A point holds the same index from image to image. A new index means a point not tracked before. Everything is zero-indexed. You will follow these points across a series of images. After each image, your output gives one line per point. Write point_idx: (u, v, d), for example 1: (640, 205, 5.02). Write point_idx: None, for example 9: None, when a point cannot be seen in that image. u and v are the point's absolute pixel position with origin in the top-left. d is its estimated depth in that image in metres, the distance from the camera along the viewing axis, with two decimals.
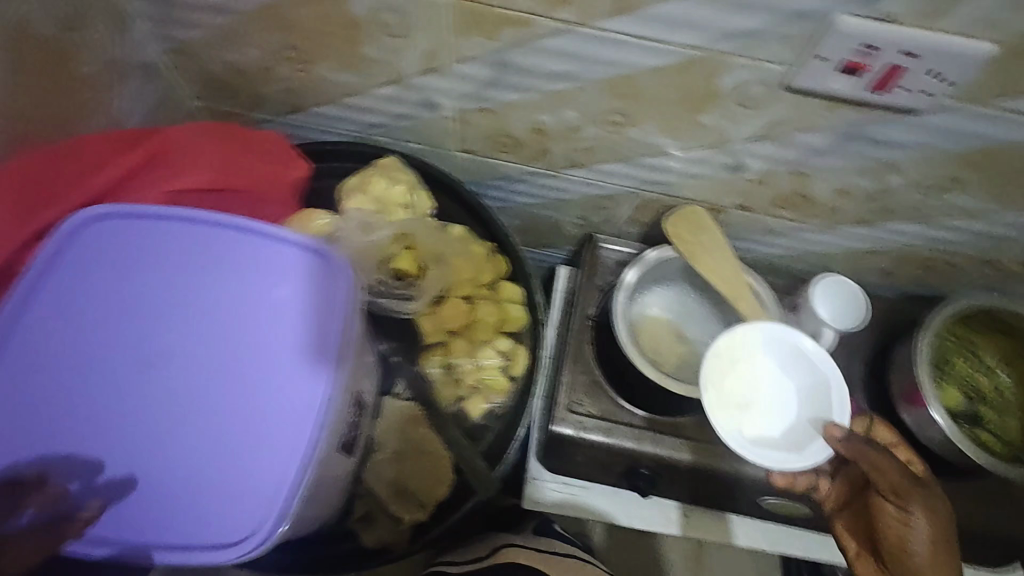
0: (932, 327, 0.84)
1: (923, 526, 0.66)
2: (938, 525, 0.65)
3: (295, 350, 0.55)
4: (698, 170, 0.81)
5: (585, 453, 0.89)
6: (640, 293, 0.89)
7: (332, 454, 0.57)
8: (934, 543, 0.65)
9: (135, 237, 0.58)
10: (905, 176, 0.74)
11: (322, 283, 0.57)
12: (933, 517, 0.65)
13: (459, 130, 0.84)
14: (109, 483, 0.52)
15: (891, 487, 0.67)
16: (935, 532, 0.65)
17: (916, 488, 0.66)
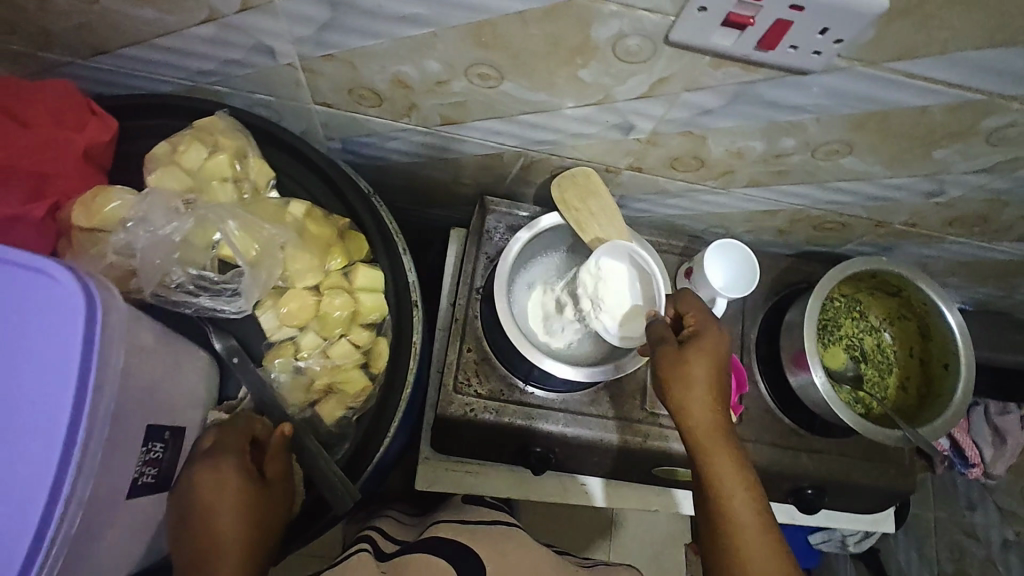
0: (820, 292, 0.82)
1: (688, 383, 0.61)
2: (701, 378, 0.61)
3: (15, 408, 0.40)
4: (584, 129, 0.72)
5: (477, 434, 0.85)
6: (526, 263, 0.82)
7: (93, 528, 0.44)
8: (697, 399, 0.61)
9: None
10: (798, 139, 0.68)
11: (54, 315, 0.41)
12: (694, 372, 0.62)
13: (307, 79, 0.70)
14: None
15: (658, 352, 0.64)
16: (700, 385, 0.61)
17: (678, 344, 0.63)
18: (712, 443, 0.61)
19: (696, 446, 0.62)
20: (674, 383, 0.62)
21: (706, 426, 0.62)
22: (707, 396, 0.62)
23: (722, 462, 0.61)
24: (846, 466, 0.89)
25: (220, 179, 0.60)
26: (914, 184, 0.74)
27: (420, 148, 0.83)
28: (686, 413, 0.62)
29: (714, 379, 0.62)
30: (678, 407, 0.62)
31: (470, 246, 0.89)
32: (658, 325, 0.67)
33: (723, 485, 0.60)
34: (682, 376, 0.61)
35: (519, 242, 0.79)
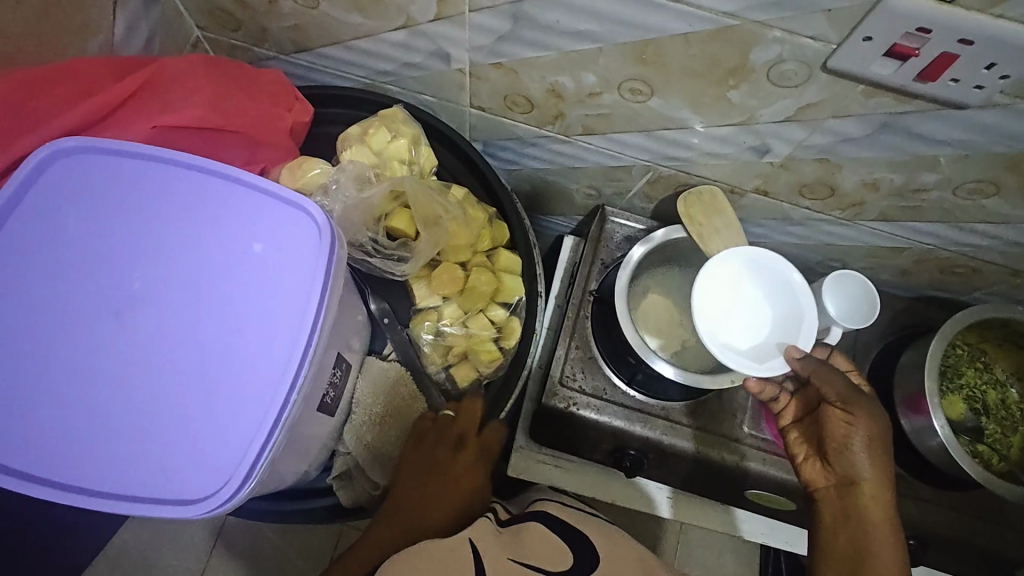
0: (946, 335, 0.80)
1: (863, 437, 0.64)
2: (877, 436, 0.64)
3: (276, 307, 0.50)
4: (719, 148, 0.76)
5: (576, 428, 0.88)
6: (644, 271, 0.86)
7: (308, 416, 0.53)
8: (873, 454, 0.64)
9: (108, 170, 0.52)
10: (939, 175, 0.69)
11: (306, 238, 0.51)
12: (871, 428, 0.64)
13: (471, 84, 0.79)
14: (73, 430, 0.48)
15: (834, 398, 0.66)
16: (877, 442, 0.64)
17: (857, 399, 0.65)
18: (876, 501, 0.63)
19: (862, 500, 0.63)
20: (857, 433, 0.64)
21: (875, 481, 0.63)
22: (879, 455, 0.64)
23: (885, 522, 0.62)
24: (958, 522, 0.85)
25: (397, 160, 0.68)
26: None
27: (554, 156, 0.90)
28: (859, 463, 0.64)
29: (887, 442, 0.65)
30: (851, 456, 0.64)
31: (588, 251, 0.94)
32: (829, 374, 0.67)
33: (879, 542, 0.61)
34: (861, 427, 0.64)
35: (640, 251, 0.83)
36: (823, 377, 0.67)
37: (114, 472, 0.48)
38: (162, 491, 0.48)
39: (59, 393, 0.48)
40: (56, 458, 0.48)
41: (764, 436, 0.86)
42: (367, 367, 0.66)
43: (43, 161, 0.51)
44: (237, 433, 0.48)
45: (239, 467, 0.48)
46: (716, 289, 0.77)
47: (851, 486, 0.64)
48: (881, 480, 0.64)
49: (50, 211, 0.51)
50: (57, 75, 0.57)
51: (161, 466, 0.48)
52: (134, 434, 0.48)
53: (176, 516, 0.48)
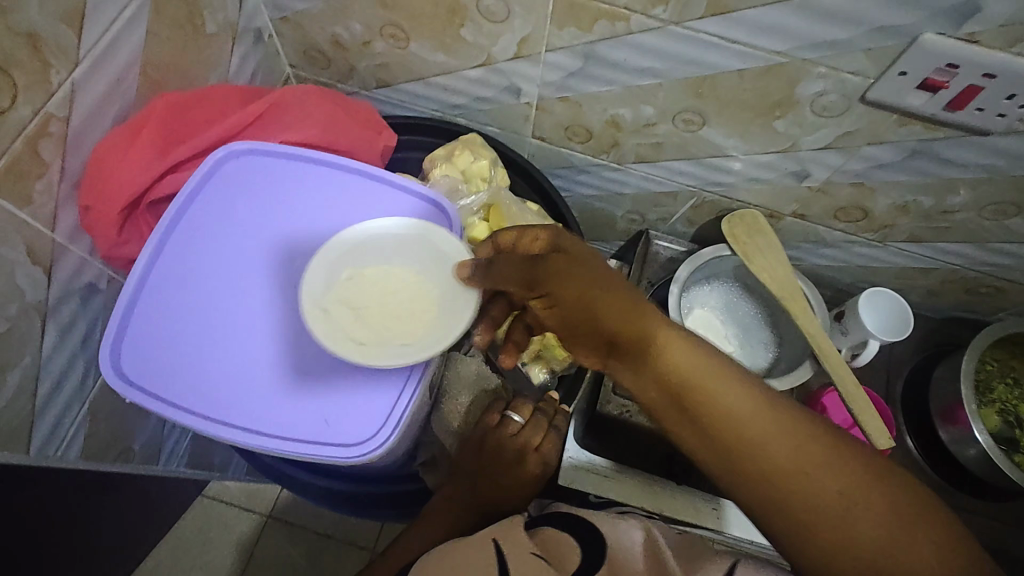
0: (975, 351, 0.85)
1: (676, 356, 0.54)
2: (681, 344, 0.54)
3: None
4: (762, 174, 0.85)
5: (628, 434, 0.94)
6: (691, 288, 0.93)
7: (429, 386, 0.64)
8: (689, 362, 0.53)
9: (272, 177, 0.65)
10: (965, 197, 0.77)
11: (431, 226, 0.64)
12: (676, 343, 0.54)
13: (536, 116, 0.89)
14: (252, 385, 0.59)
15: (584, 307, 0.55)
16: (689, 356, 0.54)
17: (577, 262, 0.55)
18: (754, 403, 0.52)
19: (732, 425, 0.51)
20: (668, 347, 0.54)
21: (717, 393, 0.52)
22: (714, 363, 0.54)
23: (778, 434, 0.51)
24: (997, 532, 0.88)
25: (479, 179, 0.76)
26: None
27: (604, 182, 0.99)
28: (683, 380, 0.53)
29: (695, 349, 0.54)
30: (694, 382, 0.53)
31: (635, 270, 1.02)
32: (598, 267, 0.56)
33: (810, 467, 0.50)
34: (675, 348, 0.54)
35: (687, 270, 0.90)
36: (575, 272, 0.55)
37: (284, 420, 0.58)
38: (325, 436, 0.58)
39: (239, 353, 0.60)
40: (237, 408, 0.58)
41: None
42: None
43: (221, 164, 0.64)
44: (383, 386, 0.59)
45: (387, 418, 0.58)
46: (347, 313, 0.57)
47: (694, 403, 0.53)
48: (727, 387, 0.52)
49: (226, 210, 0.64)
50: (204, 97, 0.71)
51: (323, 414, 0.58)
52: (300, 386, 0.59)
53: (337, 455, 0.57)
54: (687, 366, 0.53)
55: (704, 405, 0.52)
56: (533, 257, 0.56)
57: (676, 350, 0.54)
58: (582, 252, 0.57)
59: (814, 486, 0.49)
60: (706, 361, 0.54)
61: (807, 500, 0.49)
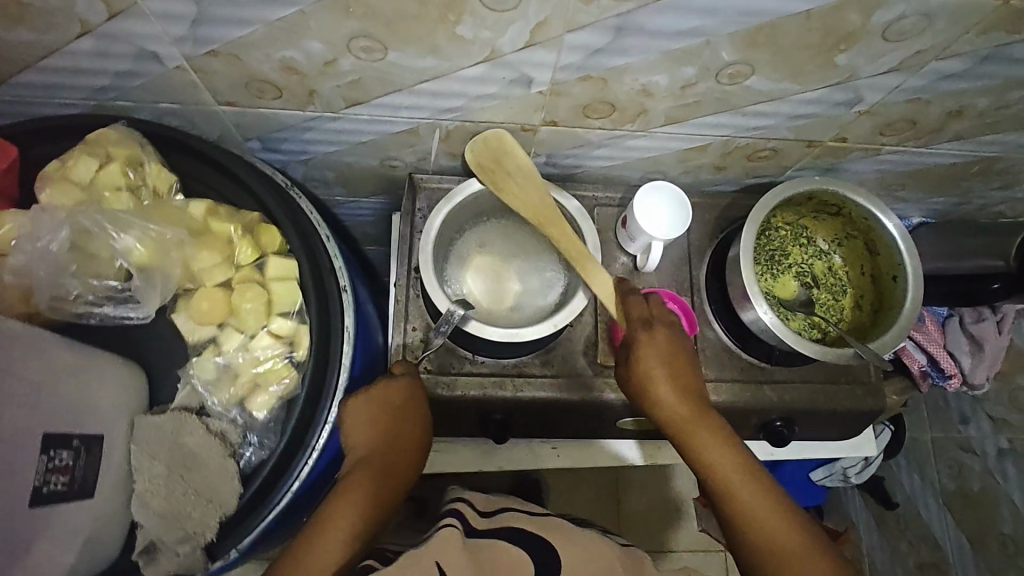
0: (754, 221, 0.81)
1: (665, 383, 0.69)
2: (663, 358, 0.70)
3: None
4: (486, 90, 0.71)
5: (437, 410, 0.84)
6: (457, 236, 0.83)
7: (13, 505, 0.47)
8: (680, 394, 0.69)
9: None
10: (698, 66, 0.67)
11: None
12: (665, 349, 0.70)
13: (202, 80, 0.70)
14: None
15: (648, 347, 0.70)
16: (677, 364, 0.70)
17: (656, 329, 0.70)
18: (701, 424, 0.68)
19: (693, 440, 0.68)
20: (659, 395, 0.69)
21: (701, 408, 0.70)
22: (680, 379, 0.70)
23: (723, 452, 0.67)
24: (813, 394, 0.88)
25: (114, 188, 0.62)
26: (830, 95, 0.73)
27: (337, 135, 0.83)
28: (659, 396, 0.69)
29: (674, 356, 0.70)
30: (665, 399, 0.69)
31: (405, 226, 0.88)
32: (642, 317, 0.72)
33: (746, 495, 0.65)
34: (654, 356, 0.69)
35: (441, 216, 0.78)
36: (640, 328, 0.71)
37: None
38: None
39: None
40: None
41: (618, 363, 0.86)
42: (137, 428, 0.58)
43: None
44: None
45: None
46: None
47: (670, 415, 0.69)
48: (702, 399, 0.70)
49: None
50: None
51: None
52: None
53: None
54: (678, 396, 0.69)
55: (655, 409, 0.70)
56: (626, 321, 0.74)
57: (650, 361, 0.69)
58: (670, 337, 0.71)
59: (746, 494, 0.65)
60: (674, 364, 0.70)
61: (721, 489, 0.67)
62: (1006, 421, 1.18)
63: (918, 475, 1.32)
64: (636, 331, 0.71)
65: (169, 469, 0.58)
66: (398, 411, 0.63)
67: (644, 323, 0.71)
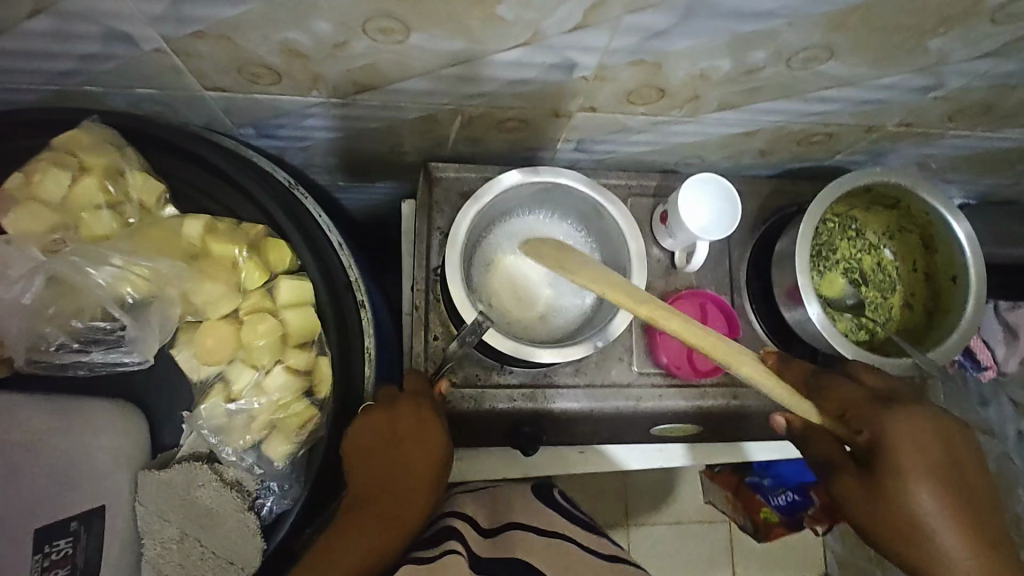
0: (810, 219, 0.74)
1: (929, 489, 0.53)
2: (931, 455, 0.54)
3: None
4: (520, 75, 0.62)
5: (462, 423, 0.79)
6: (483, 236, 0.74)
7: None
8: (948, 503, 0.53)
9: None
10: (769, 50, 0.58)
11: None
12: (936, 440, 0.54)
13: (185, 64, 0.59)
14: None
15: (896, 433, 0.55)
16: (950, 462, 0.54)
17: (895, 403, 0.56)
18: (952, 506, 0.52)
19: (914, 524, 0.53)
20: (919, 500, 0.53)
21: (978, 526, 0.52)
22: (925, 444, 0.54)
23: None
24: None
25: (93, 205, 0.54)
26: (908, 80, 0.64)
27: (343, 121, 0.73)
28: (881, 461, 0.55)
29: (940, 450, 0.54)
30: (892, 464, 0.54)
31: (421, 222, 0.80)
32: (840, 389, 0.61)
33: None
34: (914, 450, 0.54)
35: (468, 218, 0.69)
36: (901, 413, 0.56)
37: None
38: None
39: None
40: None
41: (654, 369, 0.80)
42: (141, 484, 0.52)
43: None
44: None
45: None
46: None
47: (894, 493, 0.54)
48: (986, 511, 0.53)
49: None
50: None
51: None
52: None
53: None
54: (920, 461, 0.54)
55: (893, 513, 0.54)
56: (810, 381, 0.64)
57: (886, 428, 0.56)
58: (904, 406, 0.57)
59: None
60: (912, 423, 0.55)
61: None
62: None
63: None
64: (853, 409, 0.58)
65: (181, 530, 0.52)
66: (406, 434, 0.56)
67: (902, 408, 0.56)
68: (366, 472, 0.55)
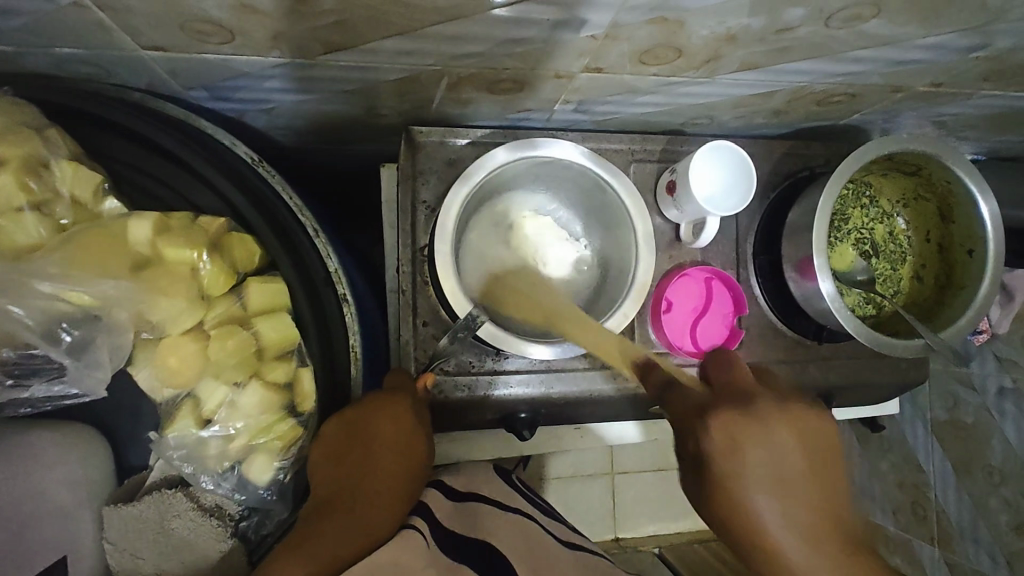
0: (828, 192, 0.68)
1: (769, 494, 0.46)
2: (771, 459, 0.47)
3: None
4: (520, 33, 0.53)
5: (453, 421, 0.73)
6: (474, 212, 0.67)
7: None
8: (790, 508, 0.46)
9: None
10: (808, 6, 0.50)
11: None
12: (769, 447, 0.47)
13: (115, 20, 0.49)
14: None
15: (726, 442, 0.47)
16: (787, 465, 0.47)
17: (719, 407, 0.49)
18: (789, 516, 0.46)
19: (761, 542, 0.46)
20: (757, 508, 0.46)
21: (824, 520, 0.46)
22: (744, 459, 0.47)
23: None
24: (856, 370, 0.82)
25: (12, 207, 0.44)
26: (953, 40, 0.57)
27: (309, 83, 0.63)
28: (710, 474, 0.47)
29: (775, 457, 0.47)
30: (718, 476, 0.47)
31: (404, 195, 0.72)
32: (686, 397, 0.52)
33: None
34: (754, 462, 0.46)
35: (458, 199, 0.62)
36: (720, 418, 0.48)
37: None
38: None
39: None
40: None
41: (656, 350, 0.76)
42: (108, 520, 0.48)
43: None
44: None
45: None
46: None
47: (728, 513, 0.47)
48: (829, 501, 0.47)
49: None
50: None
51: None
52: None
53: None
54: (744, 471, 0.47)
55: (742, 530, 0.46)
56: (674, 386, 0.54)
57: (713, 437, 0.48)
58: (737, 413, 0.48)
59: None
60: (722, 435, 0.47)
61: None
62: (1013, 361, 1.07)
63: (908, 404, 1.22)
64: (688, 425, 0.50)
65: (156, 568, 0.48)
66: (387, 429, 0.51)
67: (722, 416, 0.48)
68: (330, 474, 0.49)
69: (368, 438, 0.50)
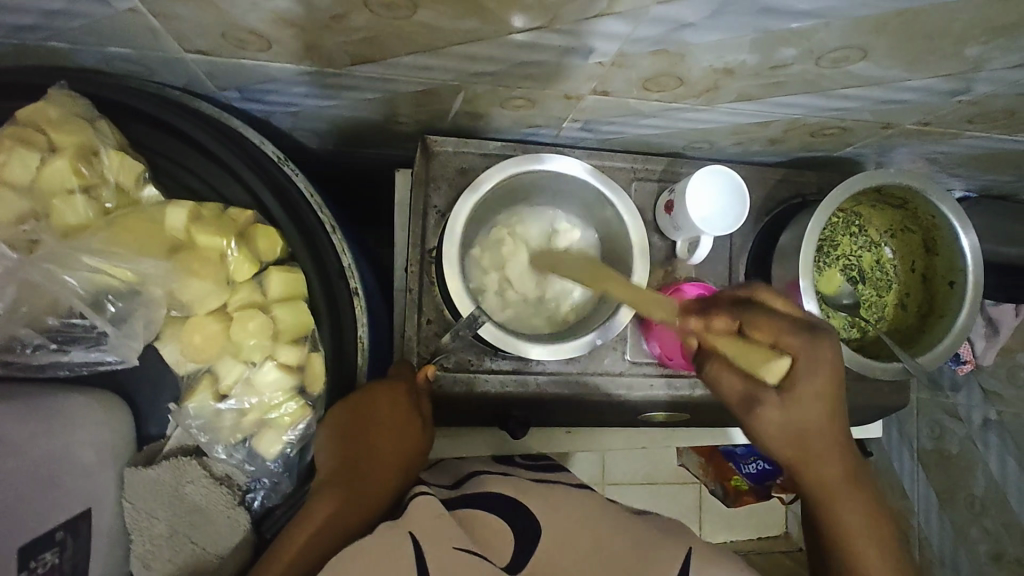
0: (819, 217, 0.72)
1: (823, 407, 0.53)
2: (832, 388, 0.53)
3: None
4: (533, 56, 0.57)
5: (451, 409, 0.78)
6: (480, 217, 0.71)
7: None
8: (829, 420, 0.54)
9: None
10: (800, 47, 0.54)
11: None
12: (832, 386, 0.53)
13: (165, 26, 0.53)
14: None
15: (812, 378, 0.52)
16: (838, 398, 0.54)
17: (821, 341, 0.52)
18: (834, 425, 0.54)
19: (808, 435, 0.54)
20: (807, 413, 0.53)
21: (842, 436, 0.55)
22: (829, 386, 0.53)
23: (853, 502, 0.55)
24: (841, 391, 0.86)
25: (63, 190, 0.49)
26: (938, 84, 0.61)
27: (335, 90, 0.67)
28: (794, 390, 0.52)
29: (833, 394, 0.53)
30: (805, 390, 0.52)
31: (417, 200, 0.77)
32: (766, 317, 0.53)
33: (841, 497, 0.55)
34: (821, 388, 0.52)
35: (467, 205, 0.66)
36: (819, 361, 0.52)
37: None
38: None
39: None
40: None
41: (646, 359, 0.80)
42: (127, 481, 0.53)
43: None
44: None
45: None
46: None
47: (789, 414, 0.53)
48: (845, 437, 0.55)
49: None
50: None
51: None
52: None
53: None
54: (825, 392, 0.53)
55: (794, 430, 0.53)
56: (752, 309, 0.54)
57: (796, 366, 0.52)
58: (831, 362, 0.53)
59: (846, 502, 0.55)
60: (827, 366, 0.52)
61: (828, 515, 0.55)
62: (998, 394, 1.06)
63: (895, 429, 1.21)
64: (750, 319, 0.53)
65: (171, 526, 0.53)
66: (382, 418, 0.54)
67: (810, 336, 0.52)
68: (330, 461, 0.52)
69: (362, 427, 0.53)
